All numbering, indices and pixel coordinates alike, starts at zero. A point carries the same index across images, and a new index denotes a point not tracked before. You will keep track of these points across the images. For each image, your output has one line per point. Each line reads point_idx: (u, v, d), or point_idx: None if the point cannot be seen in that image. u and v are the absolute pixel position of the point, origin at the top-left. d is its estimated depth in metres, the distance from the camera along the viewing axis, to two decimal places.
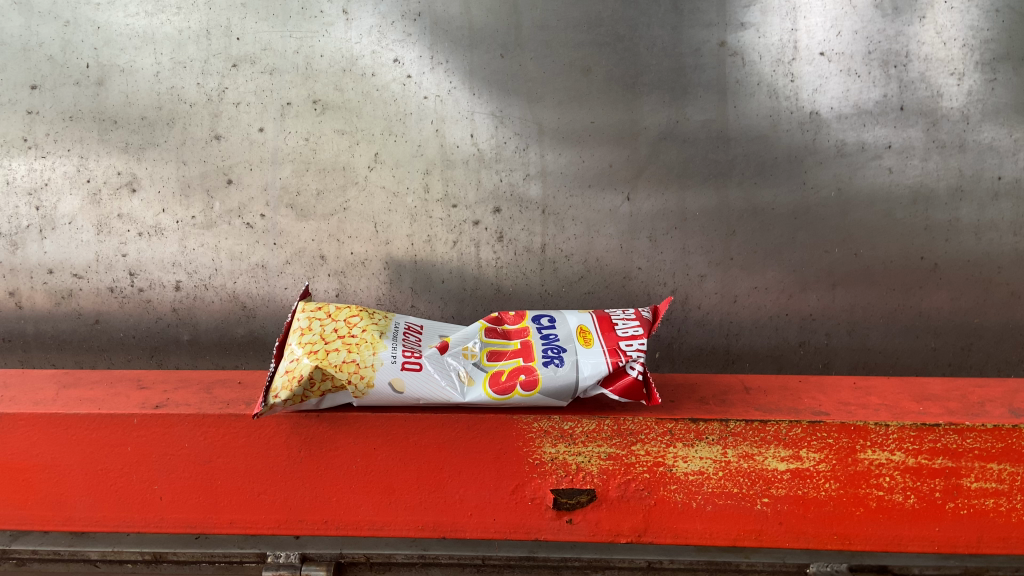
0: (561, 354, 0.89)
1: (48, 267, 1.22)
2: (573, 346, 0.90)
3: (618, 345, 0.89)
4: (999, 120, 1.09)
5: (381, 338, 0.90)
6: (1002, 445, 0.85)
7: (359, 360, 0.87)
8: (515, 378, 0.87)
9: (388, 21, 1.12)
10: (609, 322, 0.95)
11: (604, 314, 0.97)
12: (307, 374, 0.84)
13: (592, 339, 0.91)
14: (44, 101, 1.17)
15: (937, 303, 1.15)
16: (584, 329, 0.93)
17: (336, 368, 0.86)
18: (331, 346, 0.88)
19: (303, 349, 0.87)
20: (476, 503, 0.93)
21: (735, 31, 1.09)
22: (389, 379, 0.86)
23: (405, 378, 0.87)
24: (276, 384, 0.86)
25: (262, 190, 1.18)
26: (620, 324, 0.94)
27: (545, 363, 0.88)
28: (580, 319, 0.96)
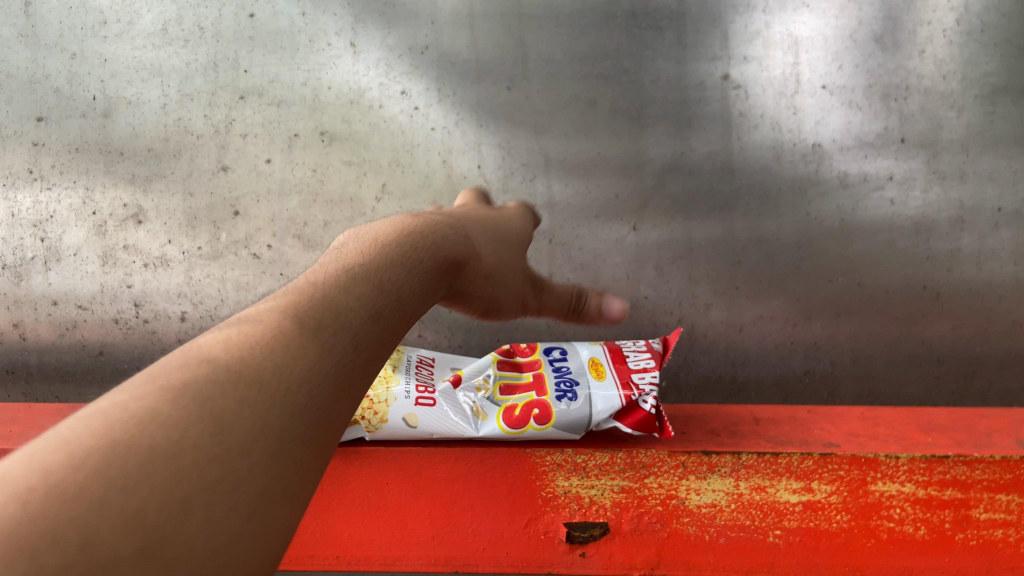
0: (574, 388, 0.89)
1: (52, 299, 1.21)
2: (586, 380, 0.90)
3: (630, 379, 0.89)
4: (998, 152, 1.11)
5: (394, 372, 0.91)
6: (1010, 476, 0.83)
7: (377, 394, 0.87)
8: (530, 413, 0.87)
9: (395, 54, 1.14)
10: (621, 355, 0.95)
11: (616, 348, 0.97)
12: None
13: (604, 373, 0.91)
14: (49, 133, 1.17)
15: (942, 331, 1.16)
16: (596, 362, 0.93)
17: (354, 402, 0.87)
18: None
19: None
20: (488, 537, 0.92)
21: (737, 65, 1.11)
22: (404, 414, 0.87)
23: (420, 414, 0.87)
24: None
25: (270, 222, 1.19)
26: (634, 357, 0.94)
27: (559, 396, 0.88)
28: (592, 353, 0.96)
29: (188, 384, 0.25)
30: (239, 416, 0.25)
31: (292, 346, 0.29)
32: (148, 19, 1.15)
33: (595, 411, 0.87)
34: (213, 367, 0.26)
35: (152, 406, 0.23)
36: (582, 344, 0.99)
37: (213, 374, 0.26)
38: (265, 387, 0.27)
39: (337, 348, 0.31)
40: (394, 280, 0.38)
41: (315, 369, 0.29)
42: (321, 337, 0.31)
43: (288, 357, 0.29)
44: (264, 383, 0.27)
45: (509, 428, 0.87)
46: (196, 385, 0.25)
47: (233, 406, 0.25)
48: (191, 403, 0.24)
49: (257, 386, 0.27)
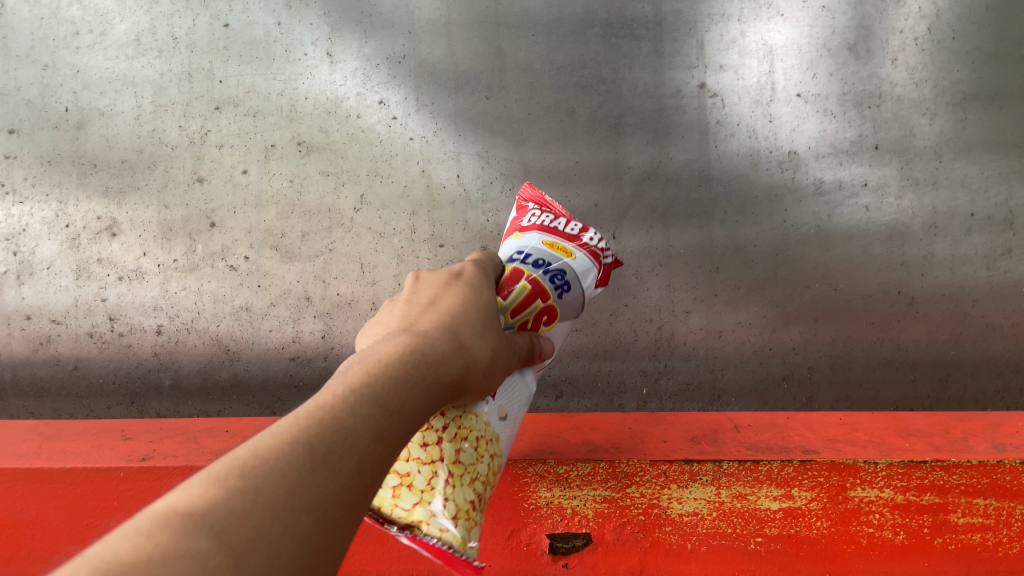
0: (557, 269, 0.59)
1: (26, 313, 1.20)
2: (555, 259, 0.59)
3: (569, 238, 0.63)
4: (971, 158, 1.13)
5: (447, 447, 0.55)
6: (987, 480, 0.83)
7: (465, 453, 0.50)
8: (546, 312, 0.56)
9: (372, 64, 1.13)
10: (556, 232, 0.62)
11: (535, 228, 0.63)
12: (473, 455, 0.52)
13: (567, 249, 0.61)
14: (21, 146, 1.17)
15: (916, 335, 1.17)
16: (548, 244, 0.61)
17: (418, 498, 0.47)
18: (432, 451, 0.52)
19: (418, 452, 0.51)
20: (472, 549, 0.87)
21: (714, 73, 1.12)
22: (485, 420, 0.52)
23: (493, 411, 0.53)
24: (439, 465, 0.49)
25: (246, 233, 1.18)
26: (567, 224, 0.63)
27: (550, 281, 0.58)
28: (518, 240, 0.62)
29: (213, 511, 0.23)
30: (262, 554, 0.23)
31: (325, 461, 0.27)
32: (121, 30, 1.14)
33: (591, 281, 0.61)
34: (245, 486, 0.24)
35: (176, 535, 0.22)
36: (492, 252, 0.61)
37: (240, 495, 0.24)
38: (292, 512, 0.25)
39: (368, 466, 0.29)
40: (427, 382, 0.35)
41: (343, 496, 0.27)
42: (351, 450, 0.28)
43: (321, 480, 0.26)
44: (290, 510, 0.25)
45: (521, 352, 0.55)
46: (226, 501, 0.23)
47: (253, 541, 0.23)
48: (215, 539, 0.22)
49: (282, 514, 0.24)
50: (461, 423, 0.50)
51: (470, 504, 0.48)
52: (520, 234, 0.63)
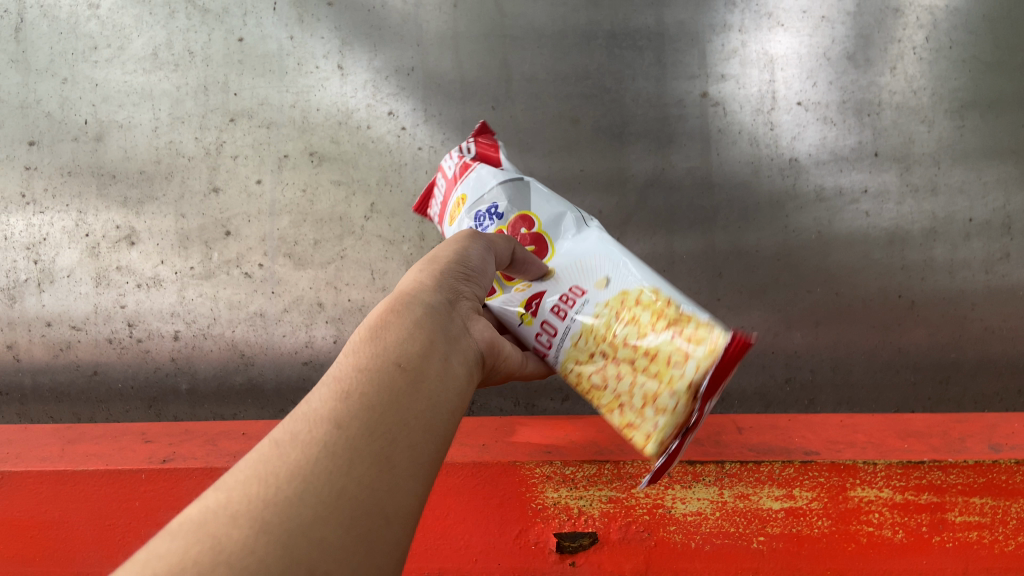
0: (475, 217, 0.66)
1: (47, 320, 1.24)
2: (464, 214, 0.67)
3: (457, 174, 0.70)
4: (968, 164, 1.15)
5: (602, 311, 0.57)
6: (983, 479, 0.85)
7: (632, 334, 0.55)
8: (516, 228, 0.64)
9: (381, 76, 1.16)
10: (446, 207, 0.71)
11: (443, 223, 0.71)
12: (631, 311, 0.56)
13: (461, 196, 0.68)
14: (42, 157, 1.20)
15: (917, 339, 1.19)
16: (457, 206, 0.69)
17: (659, 388, 0.52)
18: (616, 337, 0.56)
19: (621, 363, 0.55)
20: (481, 548, 0.89)
21: (715, 83, 1.15)
22: (598, 308, 0.57)
23: (595, 295, 0.58)
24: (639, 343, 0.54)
25: (260, 241, 1.21)
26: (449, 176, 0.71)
27: (487, 223, 0.65)
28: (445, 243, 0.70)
29: (162, 558, 0.27)
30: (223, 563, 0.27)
31: (300, 440, 0.32)
32: (139, 44, 1.17)
33: (488, 174, 0.68)
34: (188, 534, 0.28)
35: None
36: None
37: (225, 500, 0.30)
38: (236, 526, 0.28)
39: (349, 421, 0.34)
40: (357, 362, 0.37)
41: (335, 451, 0.32)
42: (282, 459, 0.32)
43: (300, 454, 0.32)
44: (231, 526, 0.28)
45: (557, 256, 0.62)
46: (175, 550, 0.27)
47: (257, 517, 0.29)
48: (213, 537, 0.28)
49: (225, 531, 0.28)
50: (596, 335, 0.57)
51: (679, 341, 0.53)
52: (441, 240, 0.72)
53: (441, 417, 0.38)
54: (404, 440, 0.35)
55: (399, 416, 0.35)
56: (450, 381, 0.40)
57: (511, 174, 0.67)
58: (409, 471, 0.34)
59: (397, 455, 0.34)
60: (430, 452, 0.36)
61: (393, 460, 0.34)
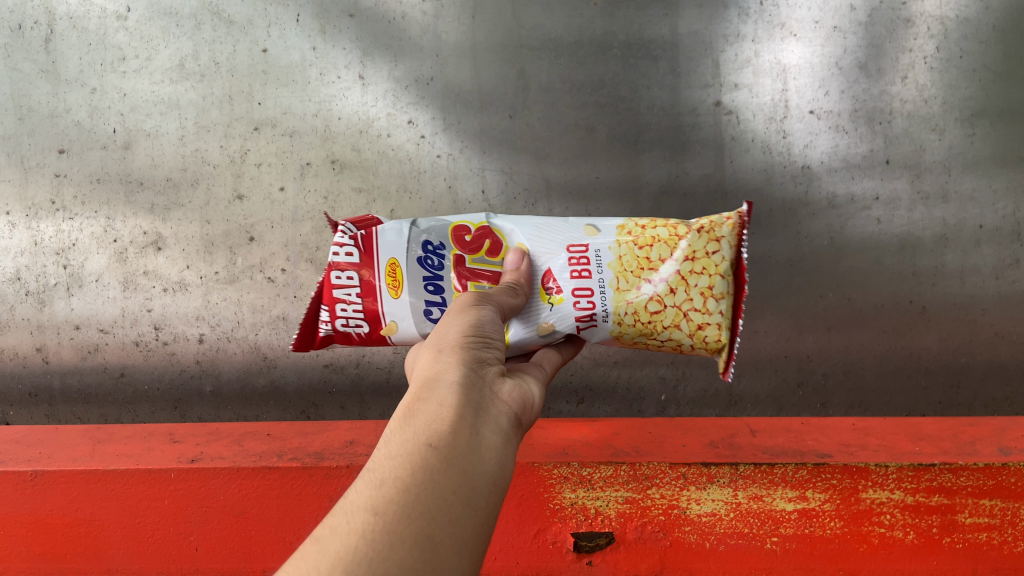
0: (426, 265, 0.63)
1: (75, 323, 1.27)
2: (412, 270, 0.63)
3: (356, 253, 0.63)
4: (979, 172, 1.17)
5: (616, 246, 0.60)
6: (993, 482, 0.87)
7: (662, 248, 0.59)
8: (461, 243, 0.64)
9: (402, 86, 1.19)
10: (370, 288, 0.63)
11: (373, 309, 0.63)
12: (644, 233, 0.60)
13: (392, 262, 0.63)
14: (71, 164, 1.23)
15: (927, 343, 1.22)
16: (396, 274, 0.63)
17: (710, 279, 0.58)
18: (648, 258, 0.59)
19: (665, 273, 0.58)
20: (499, 547, 0.92)
21: (729, 92, 1.16)
22: (614, 248, 0.60)
23: (599, 242, 0.61)
24: (670, 249, 0.59)
25: (283, 246, 1.24)
26: (350, 260, 0.63)
27: (442, 261, 0.63)
28: (402, 322, 0.63)
29: None
30: None
31: (340, 533, 0.34)
32: (165, 55, 1.20)
33: (389, 229, 0.64)
34: None
35: None
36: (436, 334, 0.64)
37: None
38: None
39: (387, 505, 0.35)
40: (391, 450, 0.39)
41: (375, 538, 0.34)
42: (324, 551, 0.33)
43: (341, 546, 0.33)
44: None
45: (511, 236, 0.64)
46: None
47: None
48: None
49: None
50: (627, 270, 0.59)
51: (703, 236, 0.59)
52: (387, 326, 0.63)
53: (480, 488, 0.39)
54: (445, 516, 0.36)
55: (438, 494, 0.37)
56: (485, 452, 0.41)
57: (402, 220, 0.64)
58: (455, 549, 0.35)
59: (440, 533, 0.35)
60: (474, 526, 0.37)
61: (436, 537, 0.35)
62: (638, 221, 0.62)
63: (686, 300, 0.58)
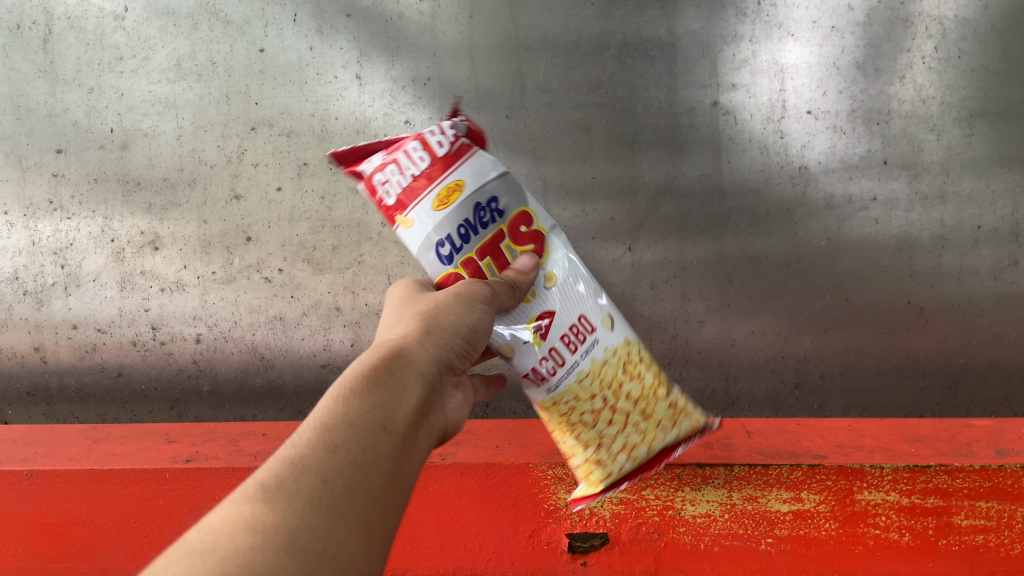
0: (471, 212, 0.54)
1: (72, 323, 1.28)
2: (465, 205, 0.53)
3: (444, 149, 0.54)
4: (977, 172, 1.17)
5: (609, 354, 0.57)
6: (989, 484, 0.87)
7: (636, 388, 0.57)
8: (514, 229, 0.56)
9: (399, 85, 1.19)
10: (428, 177, 0.53)
11: (406, 197, 0.54)
12: (635, 365, 0.58)
13: (457, 182, 0.53)
14: (69, 164, 1.23)
15: (925, 344, 1.22)
16: (445, 193, 0.53)
17: (646, 444, 0.58)
18: (619, 386, 0.57)
19: (615, 409, 0.57)
20: (494, 547, 0.91)
21: (727, 92, 1.16)
22: (607, 353, 0.57)
23: (602, 339, 0.57)
24: (636, 397, 0.57)
25: (280, 246, 1.24)
26: (439, 148, 0.54)
27: (487, 225, 0.55)
28: (417, 228, 0.53)
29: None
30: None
31: (288, 489, 0.38)
32: (162, 55, 1.20)
33: (484, 154, 0.55)
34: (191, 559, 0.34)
35: None
36: (422, 262, 0.55)
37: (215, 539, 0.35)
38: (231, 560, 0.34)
39: (335, 477, 0.39)
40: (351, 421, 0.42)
41: (318, 507, 0.38)
42: (274, 501, 0.37)
43: (288, 501, 0.37)
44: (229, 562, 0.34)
45: (553, 262, 0.57)
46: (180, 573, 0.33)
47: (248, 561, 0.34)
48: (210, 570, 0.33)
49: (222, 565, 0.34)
50: (599, 378, 0.56)
51: (673, 409, 0.58)
52: (405, 217, 0.54)
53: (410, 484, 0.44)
54: (377, 506, 0.40)
55: (378, 483, 0.41)
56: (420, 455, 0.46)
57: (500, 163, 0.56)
58: (378, 534, 0.40)
59: (370, 519, 0.40)
60: (396, 518, 0.42)
61: (369, 523, 0.40)
62: (641, 349, 0.59)
63: (607, 442, 0.57)
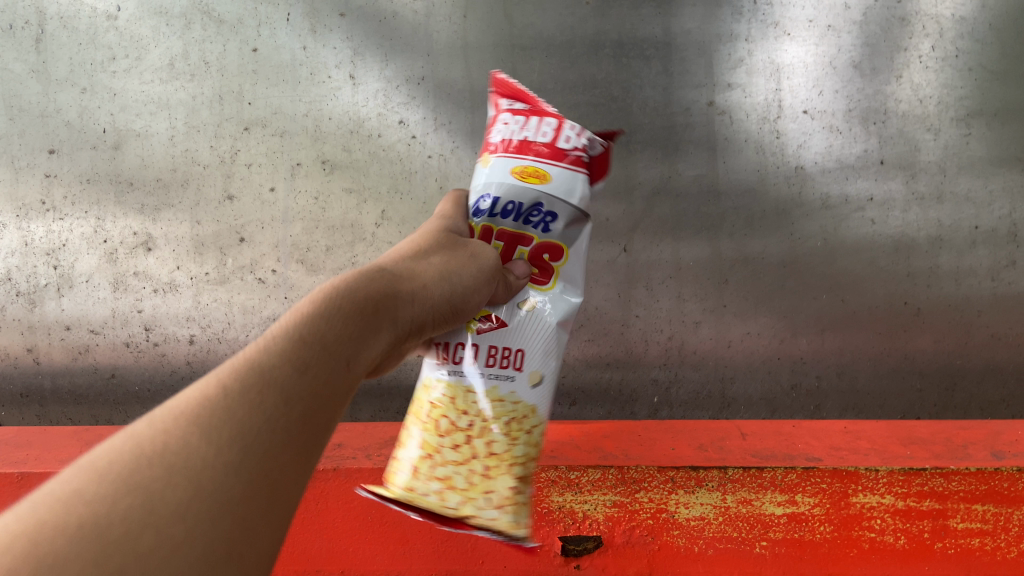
0: (527, 202, 0.56)
1: (65, 324, 1.27)
2: (528, 189, 0.55)
3: (559, 149, 0.57)
4: (975, 172, 1.16)
5: (497, 399, 0.54)
6: (985, 487, 0.86)
7: (499, 444, 0.53)
8: (542, 247, 0.57)
9: (393, 85, 1.18)
10: (530, 147, 0.57)
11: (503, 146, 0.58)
12: (513, 433, 0.53)
13: (540, 170, 0.56)
14: (61, 165, 1.23)
15: (922, 345, 1.21)
16: (520, 168, 0.56)
17: (463, 497, 0.51)
18: (484, 428, 0.53)
19: (466, 446, 0.53)
20: (488, 550, 0.88)
21: (722, 91, 1.15)
22: (507, 395, 0.54)
23: (514, 383, 0.54)
24: (487, 453, 0.52)
25: (274, 247, 1.24)
26: (556, 138, 0.57)
27: (529, 225, 0.57)
28: (490, 168, 0.57)
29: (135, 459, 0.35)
30: (179, 482, 0.34)
31: (258, 403, 0.38)
32: (155, 54, 1.19)
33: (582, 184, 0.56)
34: (160, 449, 0.35)
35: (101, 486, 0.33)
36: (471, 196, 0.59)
37: (172, 424, 0.36)
38: (194, 460, 0.35)
39: (298, 403, 0.40)
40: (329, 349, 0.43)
41: (280, 426, 0.38)
42: (245, 407, 0.38)
43: (255, 415, 0.38)
44: (196, 457, 0.35)
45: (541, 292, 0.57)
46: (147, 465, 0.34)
47: (187, 455, 0.35)
48: (153, 454, 0.35)
49: (186, 463, 0.35)
50: (481, 406, 0.54)
51: (513, 494, 0.51)
52: (489, 157, 0.58)
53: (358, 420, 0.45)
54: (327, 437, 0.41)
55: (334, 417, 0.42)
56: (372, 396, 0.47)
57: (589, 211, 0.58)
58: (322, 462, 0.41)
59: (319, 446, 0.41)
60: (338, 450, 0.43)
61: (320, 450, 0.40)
62: (536, 433, 0.54)
63: (431, 466, 0.52)
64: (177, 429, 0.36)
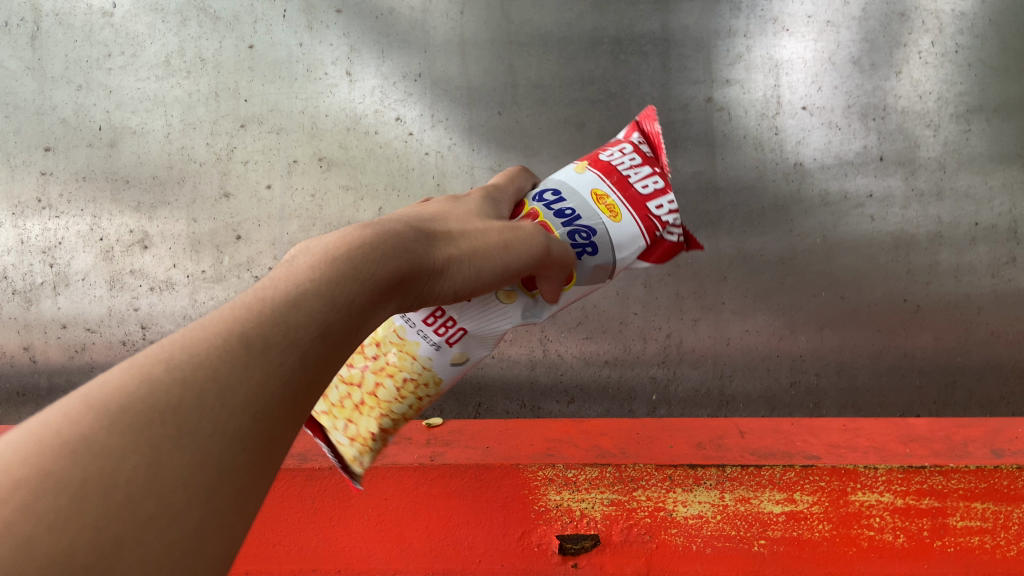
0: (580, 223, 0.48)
1: (62, 322, 1.26)
2: (595, 213, 0.48)
3: (644, 210, 0.50)
4: (975, 169, 1.16)
5: (410, 352, 0.47)
6: (985, 485, 0.85)
7: (384, 391, 0.47)
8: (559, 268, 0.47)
9: (389, 82, 1.18)
10: (624, 186, 0.50)
11: (602, 165, 0.52)
12: (405, 390, 0.47)
13: (615, 209, 0.49)
14: (57, 163, 1.22)
15: (923, 343, 1.20)
16: (599, 195, 0.49)
17: (330, 410, 0.47)
18: (381, 367, 0.47)
19: (358, 372, 0.47)
20: (484, 550, 0.88)
21: (721, 87, 1.15)
22: (421, 355, 0.47)
23: (438, 356, 0.47)
24: (370, 393, 0.47)
25: (270, 245, 1.23)
26: (649, 196, 0.50)
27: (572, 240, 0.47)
28: (575, 177, 0.51)
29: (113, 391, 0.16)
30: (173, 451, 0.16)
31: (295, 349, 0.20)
32: (152, 51, 1.19)
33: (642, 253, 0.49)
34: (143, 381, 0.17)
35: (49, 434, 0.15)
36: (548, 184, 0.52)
37: (189, 335, 0.18)
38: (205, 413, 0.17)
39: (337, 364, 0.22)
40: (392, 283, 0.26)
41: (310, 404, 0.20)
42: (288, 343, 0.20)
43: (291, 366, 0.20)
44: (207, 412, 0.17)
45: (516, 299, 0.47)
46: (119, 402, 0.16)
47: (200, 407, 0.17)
48: (143, 400, 0.16)
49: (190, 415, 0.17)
50: (394, 347, 0.47)
51: (369, 440, 0.46)
52: (585, 167, 0.52)
53: None
54: None
55: None
56: None
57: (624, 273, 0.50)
58: None
59: None
60: None
61: None
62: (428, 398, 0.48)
63: None
64: (194, 366, 0.18)
